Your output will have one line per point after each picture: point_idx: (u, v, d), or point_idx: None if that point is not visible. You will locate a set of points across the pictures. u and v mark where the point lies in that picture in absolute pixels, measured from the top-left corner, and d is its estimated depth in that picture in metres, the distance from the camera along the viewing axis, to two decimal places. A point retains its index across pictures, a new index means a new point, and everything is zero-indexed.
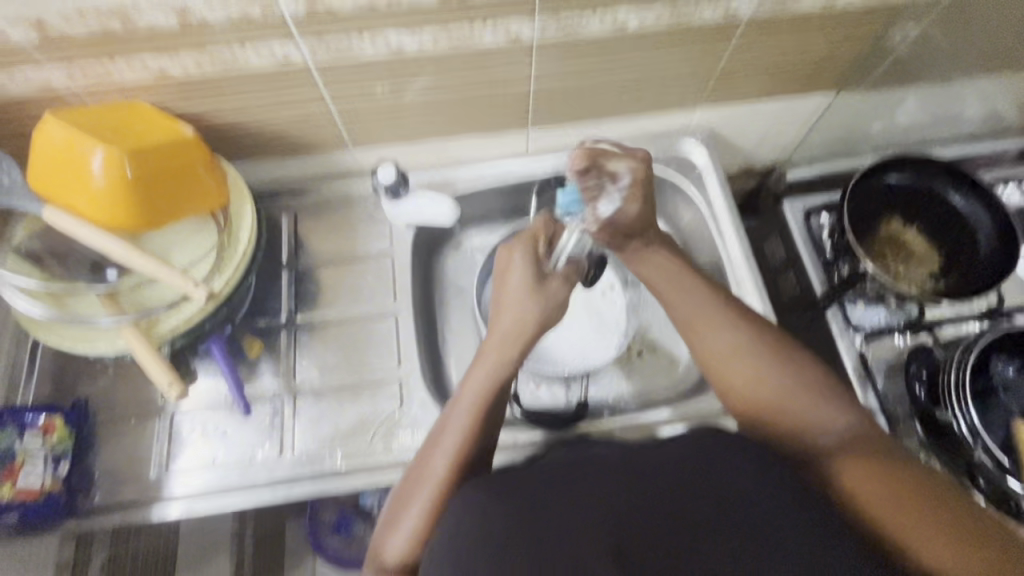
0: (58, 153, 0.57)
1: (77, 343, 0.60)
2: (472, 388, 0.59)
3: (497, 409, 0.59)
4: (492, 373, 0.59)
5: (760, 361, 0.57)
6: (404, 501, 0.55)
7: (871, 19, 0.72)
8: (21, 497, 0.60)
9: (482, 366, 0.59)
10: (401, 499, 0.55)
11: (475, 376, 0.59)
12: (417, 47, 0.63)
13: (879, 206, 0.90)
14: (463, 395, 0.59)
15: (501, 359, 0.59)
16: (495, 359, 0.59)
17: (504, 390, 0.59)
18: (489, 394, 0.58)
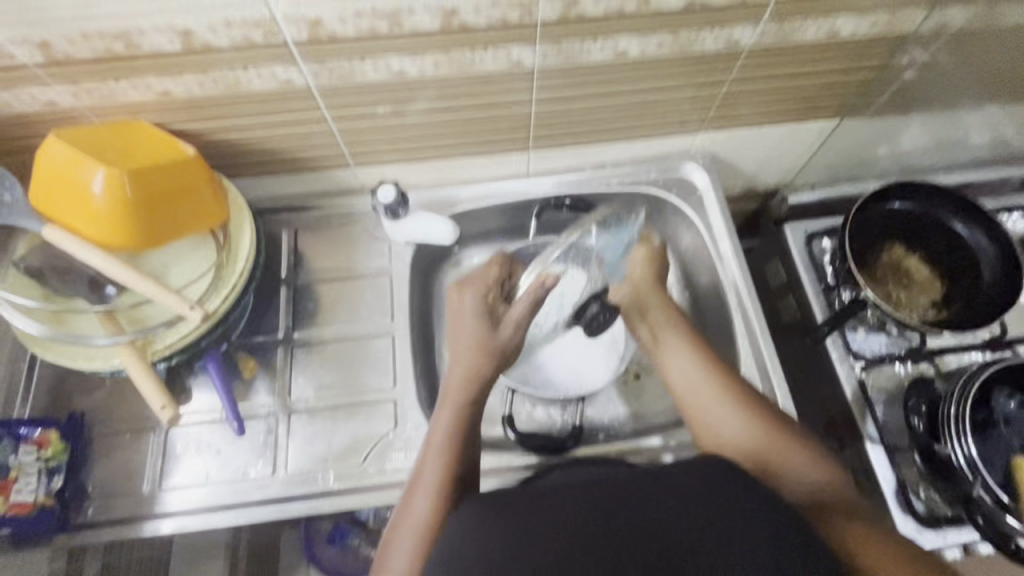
0: (59, 172, 0.57)
1: (74, 360, 0.60)
2: (443, 428, 0.62)
3: (467, 448, 0.62)
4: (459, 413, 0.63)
5: (734, 413, 0.63)
6: (396, 544, 0.56)
7: (874, 49, 0.72)
8: (13, 512, 0.61)
9: (450, 406, 0.64)
10: (393, 540, 0.56)
11: (446, 417, 0.63)
12: (419, 71, 0.63)
13: (882, 232, 0.89)
14: (434, 437, 0.62)
15: (465, 396, 0.65)
16: (463, 394, 0.65)
17: (471, 427, 0.63)
18: (457, 431, 0.62)
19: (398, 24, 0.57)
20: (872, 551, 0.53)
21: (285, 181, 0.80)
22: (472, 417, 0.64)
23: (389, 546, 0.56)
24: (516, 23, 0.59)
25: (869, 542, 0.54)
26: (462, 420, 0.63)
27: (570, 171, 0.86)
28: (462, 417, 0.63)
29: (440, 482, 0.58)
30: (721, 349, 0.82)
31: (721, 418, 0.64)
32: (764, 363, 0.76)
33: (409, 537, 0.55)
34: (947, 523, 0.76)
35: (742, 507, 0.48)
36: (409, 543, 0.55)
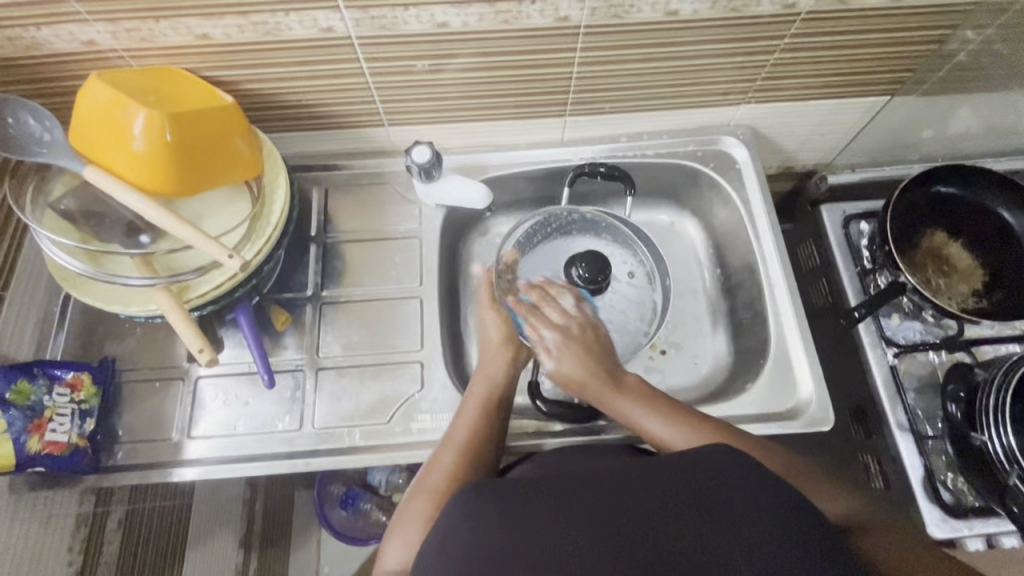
0: (101, 114, 0.56)
1: (111, 303, 0.60)
2: (475, 393, 0.65)
3: (498, 417, 0.64)
4: (490, 386, 0.66)
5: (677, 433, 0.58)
6: (415, 500, 0.57)
7: (935, 20, 0.68)
8: (48, 450, 0.61)
9: (483, 378, 0.67)
10: (414, 498, 0.57)
11: (480, 386, 0.66)
12: (462, 23, 0.61)
13: (924, 216, 0.87)
14: (467, 404, 0.65)
15: (494, 372, 0.67)
16: (499, 371, 0.68)
17: (503, 399, 0.66)
18: (479, 423, 0.62)
19: None
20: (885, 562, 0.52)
21: (318, 139, 0.79)
22: (501, 395, 0.66)
23: (410, 501, 0.57)
24: None
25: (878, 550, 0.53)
26: (496, 390, 0.66)
27: (606, 141, 0.84)
28: (496, 388, 0.66)
29: (466, 442, 0.60)
30: (751, 327, 0.81)
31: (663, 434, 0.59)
32: (797, 342, 0.74)
33: (427, 491, 0.57)
34: (975, 514, 0.75)
35: (750, 495, 0.43)
36: (425, 499, 0.56)
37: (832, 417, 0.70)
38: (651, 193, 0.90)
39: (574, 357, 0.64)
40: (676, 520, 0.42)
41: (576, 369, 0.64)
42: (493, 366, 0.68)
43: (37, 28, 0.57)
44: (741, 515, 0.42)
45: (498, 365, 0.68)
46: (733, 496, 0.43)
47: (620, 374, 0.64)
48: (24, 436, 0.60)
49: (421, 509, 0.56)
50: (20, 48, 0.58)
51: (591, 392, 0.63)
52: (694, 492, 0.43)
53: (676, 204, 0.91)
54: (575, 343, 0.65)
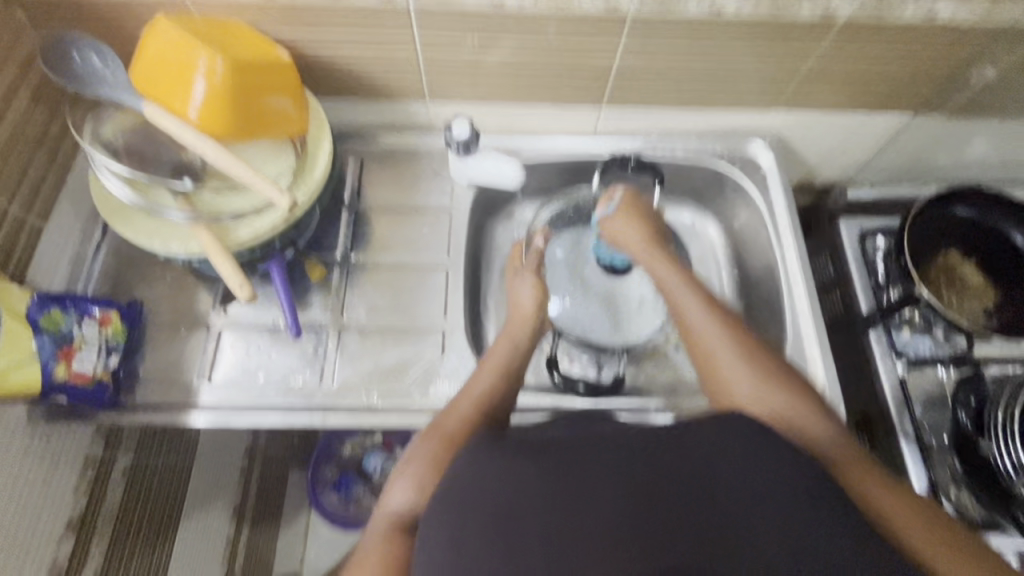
0: (165, 53, 0.58)
1: (151, 239, 0.61)
2: (497, 353, 0.67)
3: (515, 379, 0.65)
4: (511, 349, 0.67)
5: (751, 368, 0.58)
6: (424, 442, 0.57)
7: (963, 42, 0.72)
8: (74, 380, 0.62)
9: (505, 341, 0.68)
10: (424, 442, 0.57)
11: (502, 346, 0.67)
12: (517, 3, 0.64)
13: (940, 235, 0.89)
14: (486, 363, 0.66)
15: (517, 337, 0.69)
16: (522, 336, 0.69)
17: (522, 365, 0.67)
18: (497, 383, 0.63)
19: None
20: (900, 512, 0.51)
21: (359, 110, 0.81)
22: (519, 360, 0.67)
23: (421, 445, 0.57)
24: None
25: (896, 504, 0.51)
26: (516, 355, 0.67)
27: (636, 136, 0.87)
28: (517, 352, 0.67)
29: (483, 394, 0.61)
30: (768, 328, 0.82)
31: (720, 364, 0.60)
32: (814, 342, 0.76)
33: (439, 435, 0.58)
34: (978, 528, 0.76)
35: (769, 476, 0.42)
36: (436, 441, 0.57)
37: (843, 415, 0.71)
38: (675, 193, 0.92)
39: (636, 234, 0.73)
40: (693, 494, 0.41)
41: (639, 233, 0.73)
42: (516, 332, 0.69)
43: None
44: (770, 483, 0.42)
45: (522, 330, 0.70)
46: (764, 466, 0.43)
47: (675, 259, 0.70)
48: (53, 363, 0.61)
49: (430, 450, 0.56)
50: None
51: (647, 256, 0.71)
52: (727, 459, 0.43)
53: (699, 204, 0.93)
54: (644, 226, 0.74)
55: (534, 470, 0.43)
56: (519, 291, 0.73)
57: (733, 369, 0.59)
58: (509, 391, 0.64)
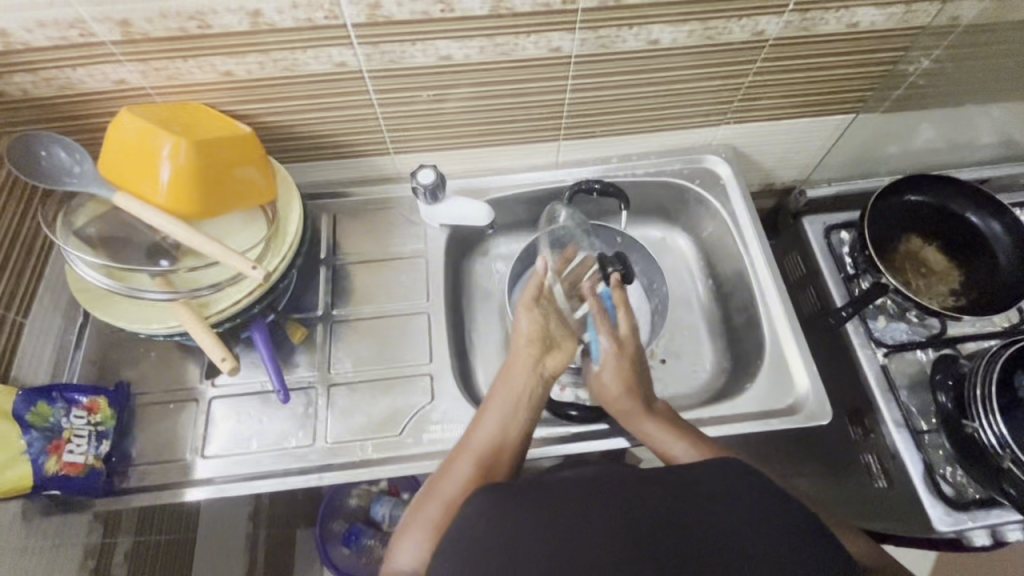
0: (129, 143, 0.60)
1: (130, 321, 0.61)
2: (494, 402, 0.65)
3: (520, 424, 0.63)
4: (510, 398, 0.65)
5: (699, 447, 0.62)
6: (426, 506, 0.58)
7: (889, 44, 0.76)
8: (65, 471, 0.62)
9: (504, 388, 0.66)
10: (425, 503, 0.58)
11: (499, 395, 0.65)
12: (465, 56, 0.67)
13: (900, 224, 0.92)
14: (486, 410, 0.65)
15: (516, 382, 0.67)
16: (520, 382, 0.66)
17: (524, 410, 0.64)
18: (498, 432, 0.62)
19: (450, 8, 0.61)
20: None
21: (327, 169, 0.84)
22: (524, 403, 0.65)
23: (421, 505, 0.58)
24: (559, 9, 0.63)
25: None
26: (515, 403, 0.64)
27: (597, 162, 0.90)
28: (517, 399, 0.65)
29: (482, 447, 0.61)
30: (747, 333, 0.83)
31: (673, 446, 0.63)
32: (793, 342, 0.78)
33: (440, 500, 0.58)
34: (975, 505, 0.77)
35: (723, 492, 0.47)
36: (437, 507, 0.57)
37: (830, 411, 0.72)
38: (641, 211, 0.95)
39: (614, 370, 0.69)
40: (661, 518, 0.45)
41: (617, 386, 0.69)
42: (516, 373, 0.67)
43: (73, 69, 0.62)
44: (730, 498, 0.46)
45: (523, 373, 0.67)
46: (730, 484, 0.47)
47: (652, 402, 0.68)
48: (44, 457, 0.61)
49: (432, 514, 0.57)
50: (56, 87, 0.63)
51: (622, 409, 0.68)
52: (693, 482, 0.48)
53: (666, 220, 0.96)
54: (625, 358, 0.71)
55: (524, 511, 0.46)
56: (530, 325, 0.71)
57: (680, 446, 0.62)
58: (515, 437, 0.62)
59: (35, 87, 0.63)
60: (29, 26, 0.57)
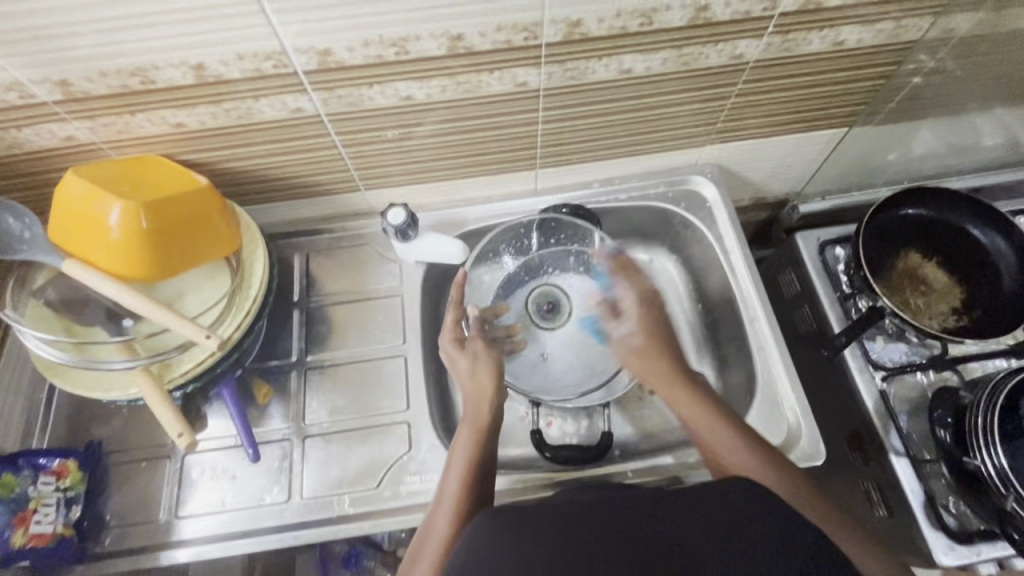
0: (77, 209, 0.58)
1: (91, 389, 0.61)
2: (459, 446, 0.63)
3: (486, 463, 0.62)
4: (476, 438, 0.63)
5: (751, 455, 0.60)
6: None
7: (880, 58, 0.72)
8: (33, 542, 0.61)
9: (468, 429, 0.64)
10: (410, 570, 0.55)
11: (464, 439, 0.63)
12: (426, 95, 0.64)
13: (897, 239, 0.88)
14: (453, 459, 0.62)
15: (480, 421, 0.65)
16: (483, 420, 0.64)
17: (489, 447, 0.63)
18: (467, 474, 0.60)
19: (405, 50, 0.58)
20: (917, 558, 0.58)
21: (296, 208, 0.81)
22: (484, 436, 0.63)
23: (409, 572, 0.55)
24: (521, 45, 0.59)
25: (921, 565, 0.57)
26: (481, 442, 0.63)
27: (578, 188, 0.86)
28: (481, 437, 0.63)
29: (454, 499, 0.58)
30: (737, 363, 0.80)
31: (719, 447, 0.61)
32: (782, 374, 0.75)
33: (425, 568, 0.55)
34: (980, 538, 0.74)
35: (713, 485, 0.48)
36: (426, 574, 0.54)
37: (823, 451, 0.70)
38: (626, 234, 0.92)
39: (642, 330, 0.72)
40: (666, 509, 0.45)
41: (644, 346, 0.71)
42: (476, 410, 0.65)
43: (18, 129, 0.59)
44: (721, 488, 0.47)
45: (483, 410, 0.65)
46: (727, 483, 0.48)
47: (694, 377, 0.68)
48: (9, 530, 0.61)
49: None
50: (3, 147, 0.61)
51: (657, 372, 0.69)
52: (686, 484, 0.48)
53: (652, 242, 0.92)
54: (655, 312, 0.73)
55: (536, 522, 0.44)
56: (471, 363, 0.69)
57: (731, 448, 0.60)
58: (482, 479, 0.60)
59: None
60: None
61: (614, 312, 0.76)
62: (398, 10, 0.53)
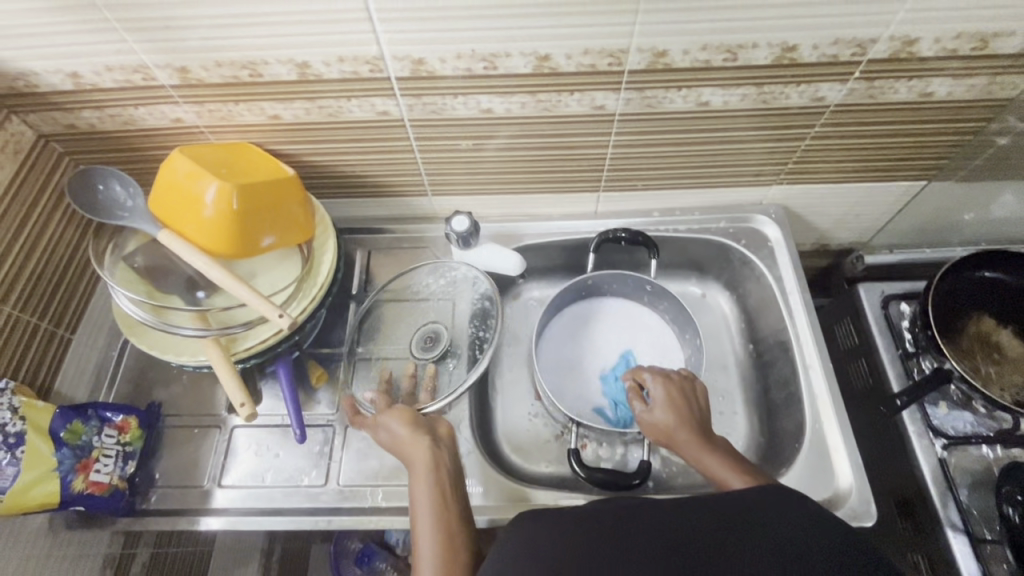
0: (178, 184, 0.63)
1: (164, 352, 0.65)
2: (420, 490, 0.60)
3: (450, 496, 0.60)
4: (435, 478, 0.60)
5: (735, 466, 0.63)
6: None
7: (969, 113, 0.70)
8: (91, 490, 0.64)
9: (422, 475, 0.61)
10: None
11: (423, 492, 0.59)
12: (506, 110, 0.66)
13: (970, 302, 0.84)
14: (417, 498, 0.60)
15: (430, 462, 0.62)
16: (431, 469, 0.61)
17: (448, 492, 0.60)
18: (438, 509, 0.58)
19: (493, 66, 0.60)
20: None
21: (364, 206, 0.85)
22: (442, 470, 0.61)
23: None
24: (604, 70, 0.61)
25: None
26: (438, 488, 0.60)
27: (637, 215, 0.87)
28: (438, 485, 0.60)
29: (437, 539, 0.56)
30: (786, 411, 0.78)
31: (714, 469, 0.63)
32: (833, 428, 0.72)
33: None
34: None
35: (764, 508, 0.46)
36: None
37: (874, 512, 0.66)
38: (680, 266, 0.92)
39: (671, 429, 0.67)
40: (711, 525, 0.44)
41: (672, 422, 0.67)
42: (423, 453, 0.62)
43: (135, 107, 0.65)
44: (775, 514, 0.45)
45: (425, 457, 0.62)
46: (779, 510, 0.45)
47: (706, 430, 0.67)
48: (72, 475, 0.63)
49: None
50: (119, 122, 0.67)
51: (682, 441, 0.66)
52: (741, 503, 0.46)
53: (706, 276, 0.92)
54: (674, 385, 0.71)
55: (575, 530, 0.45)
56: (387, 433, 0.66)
57: (722, 469, 0.63)
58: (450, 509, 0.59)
59: (100, 122, 0.67)
60: (98, 69, 0.60)
61: (649, 411, 0.69)
62: (494, 28, 0.56)
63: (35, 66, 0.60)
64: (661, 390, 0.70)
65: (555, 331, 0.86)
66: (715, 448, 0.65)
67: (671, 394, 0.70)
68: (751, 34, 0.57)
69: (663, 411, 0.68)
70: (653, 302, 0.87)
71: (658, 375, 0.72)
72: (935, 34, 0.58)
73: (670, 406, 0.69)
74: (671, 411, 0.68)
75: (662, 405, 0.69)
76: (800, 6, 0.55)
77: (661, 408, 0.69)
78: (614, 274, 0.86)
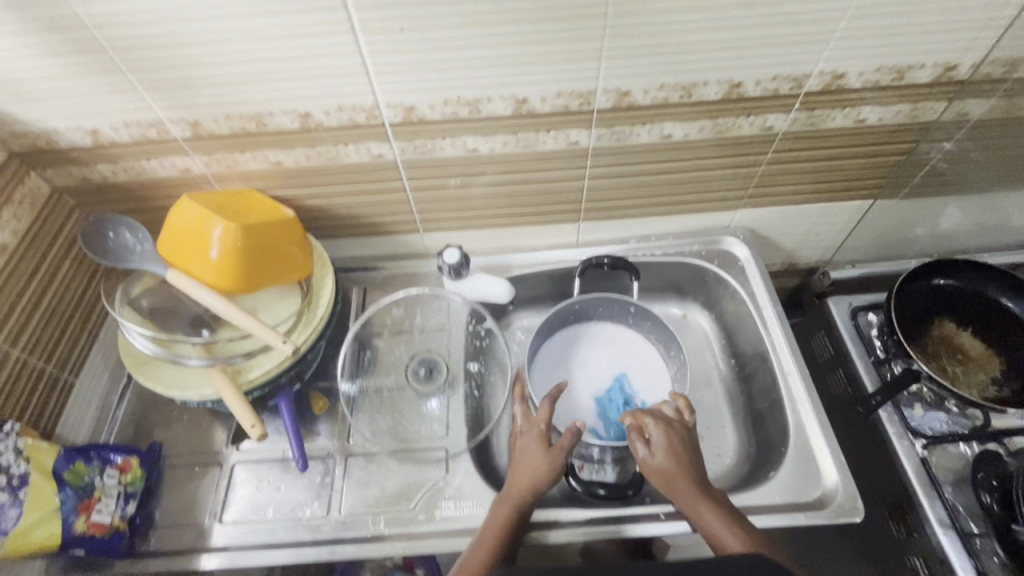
0: (187, 227, 0.68)
1: (169, 386, 0.67)
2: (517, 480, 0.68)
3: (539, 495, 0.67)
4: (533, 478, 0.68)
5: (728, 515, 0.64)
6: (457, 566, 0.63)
7: (901, 137, 0.78)
8: (91, 531, 0.64)
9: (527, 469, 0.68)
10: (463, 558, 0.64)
11: (522, 482, 0.67)
12: (490, 149, 0.73)
13: (929, 308, 0.90)
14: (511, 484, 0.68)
15: (539, 467, 0.68)
16: (528, 489, 0.67)
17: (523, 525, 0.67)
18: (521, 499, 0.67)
19: (477, 109, 0.68)
20: None
21: (359, 246, 0.90)
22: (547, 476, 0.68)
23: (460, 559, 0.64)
24: (576, 110, 0.69)
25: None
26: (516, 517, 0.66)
27: (616, 243, 0.93)
28: (518, 515, 0.66)
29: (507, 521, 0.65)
30: (770, 418, 0.81)
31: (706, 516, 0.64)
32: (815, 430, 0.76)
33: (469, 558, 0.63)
34: None
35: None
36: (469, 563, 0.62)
37: (860, 508, 0.69)
38: (661, 290, 0.97)
39: (669, 475, 0.67)
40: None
41: (671, 468, 0.67)
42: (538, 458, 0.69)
43: (147, 159, 0.71)
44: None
45: (524, 479, 0.67)
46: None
47: (705, 482, 0.68)
48: (74, 516, 0.63)
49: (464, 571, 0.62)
50: (131, 174, 0.72)
51: (678, 491, 0.66)
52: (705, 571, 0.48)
53: (686, 297, 0.97)
54: (674, 432, 0.71)
55: None
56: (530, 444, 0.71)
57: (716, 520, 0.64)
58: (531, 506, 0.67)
59: (113, 174, 0.72)
60: (117, 125, 0.66)
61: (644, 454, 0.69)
62: (476, 76, 0.64)
63: (58, 124, 0.65)
64: (661, 435, 0.70)
65: (546, 354, 0.90)
66: (710, 499, 0.66)
67: (673, 439, 0.70)
68: (701, 74, 0.66)
69: (661, 456, 0.68)
70: (637, 322, 0.92)
71: (659, 420, 0.72)
72: (859, 69, 0.67)
73: (668, 451, 0.69)
74: (670, 455, 0.69)
75: (660, 451, 0.69)
76: (740, 49, 0.63)
77: (659, 454, 0.69)
78: (597, 298, 0.90)
